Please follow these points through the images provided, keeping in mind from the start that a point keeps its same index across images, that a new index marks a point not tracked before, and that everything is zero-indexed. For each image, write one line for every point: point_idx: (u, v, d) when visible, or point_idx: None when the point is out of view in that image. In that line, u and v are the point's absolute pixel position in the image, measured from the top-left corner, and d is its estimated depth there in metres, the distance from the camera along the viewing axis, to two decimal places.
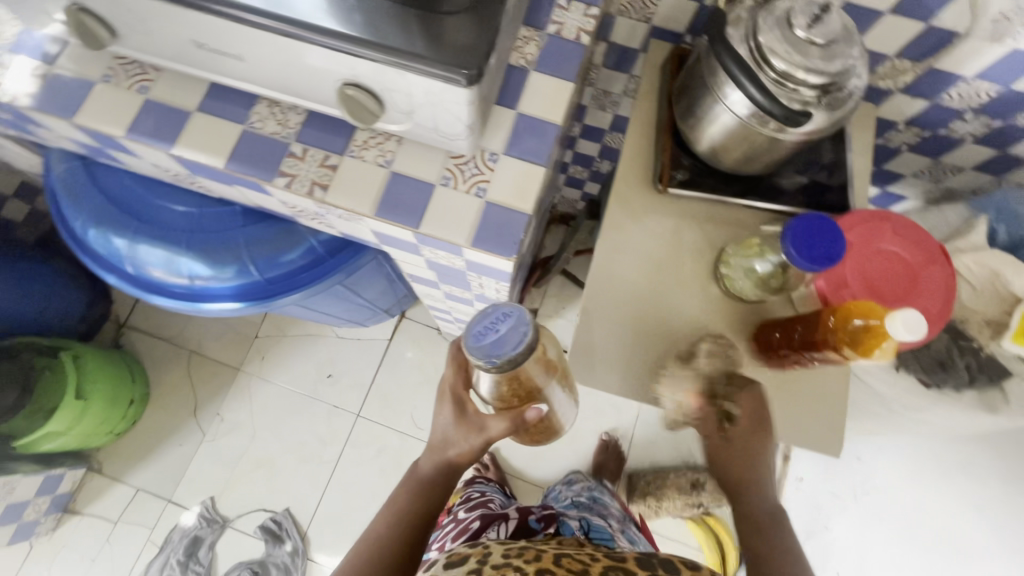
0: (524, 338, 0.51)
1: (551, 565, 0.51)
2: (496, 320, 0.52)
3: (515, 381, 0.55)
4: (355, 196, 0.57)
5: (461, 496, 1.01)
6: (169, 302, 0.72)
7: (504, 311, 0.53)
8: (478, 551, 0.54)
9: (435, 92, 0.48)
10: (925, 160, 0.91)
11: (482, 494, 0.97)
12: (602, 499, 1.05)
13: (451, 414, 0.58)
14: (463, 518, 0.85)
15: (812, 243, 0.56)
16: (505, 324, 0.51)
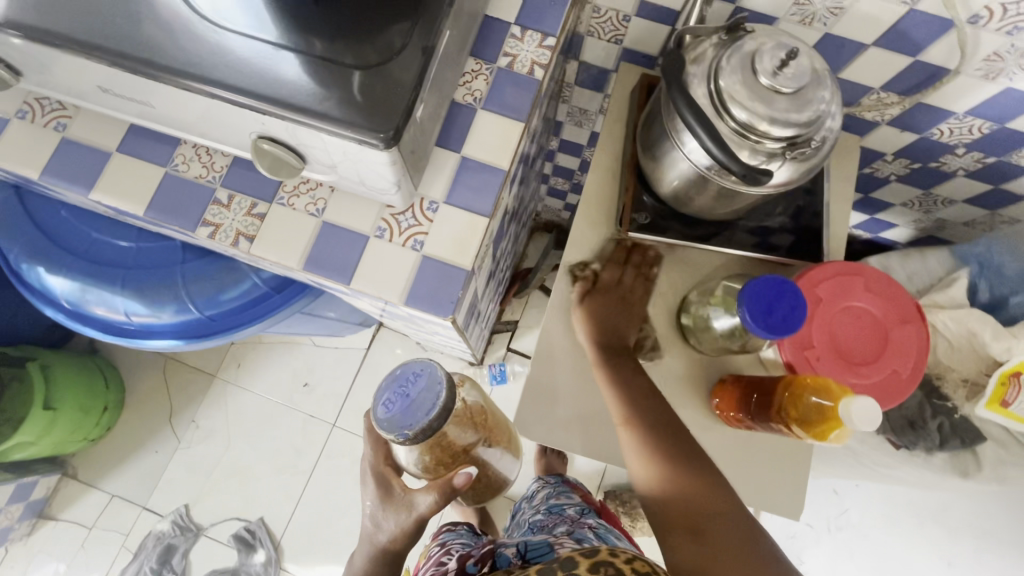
0: (435, 397, 0.59)
1: None
2: (406, 385, 0.59)
3: (440, 447, 0.61)
4: (283, 249, 0.53)
5: (428, 551, 0.86)
6: (108, 338, 0.70)
7: (415, 372, 0.60)
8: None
9: (352, 151, 0.44)
10: (916, 191, 0.86)
11: (444, 545, 0.82)
12: (563, 508, 0.86)
13: (378, 493, 0.62)
14: None
15: (772, 309, 0.52)
16: (416, 387, 0.59)
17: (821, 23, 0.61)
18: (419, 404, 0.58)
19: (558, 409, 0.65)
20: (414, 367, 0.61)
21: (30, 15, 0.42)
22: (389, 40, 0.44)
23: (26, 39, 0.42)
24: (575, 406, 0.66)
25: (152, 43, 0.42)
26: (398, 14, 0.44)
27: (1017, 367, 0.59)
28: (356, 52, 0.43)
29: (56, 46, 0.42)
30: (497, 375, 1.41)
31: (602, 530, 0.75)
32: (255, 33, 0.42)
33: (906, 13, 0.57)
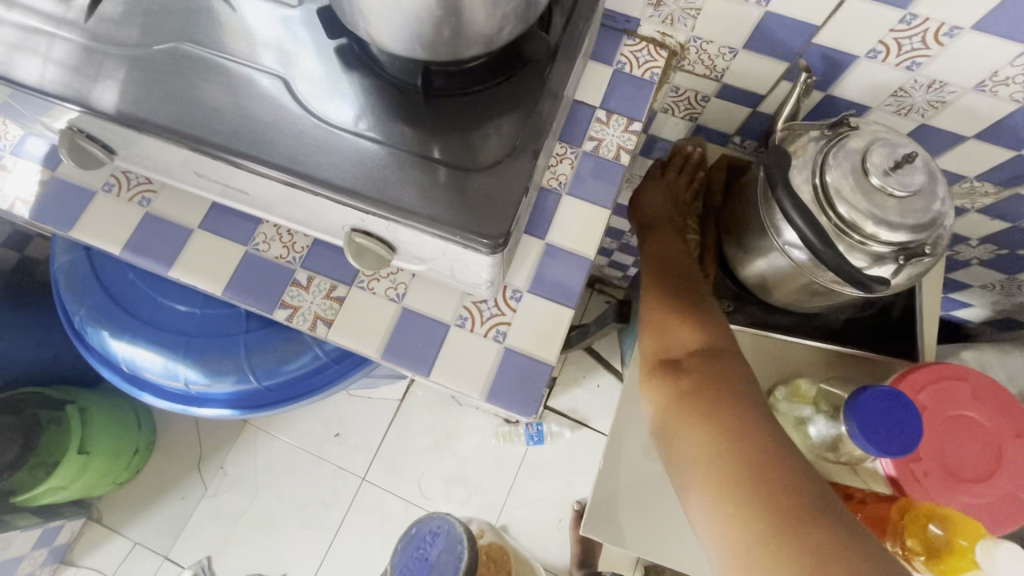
0: (450, 556, 0.71)
1: None
2: (424, 546, 0.73)
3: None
4: (361, 336, 0.51)
5: None
6: (162, 403, 0.68)
7: (430, 534, 0.75)
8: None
9: (452, 252, 0.42)
10: (998, 275, 0.82)
11: None
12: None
13: None
14: None
15: (885, 424, 0.48)
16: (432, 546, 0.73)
17: (917, 114, 0.59)
18: (439, 566, 0.71)
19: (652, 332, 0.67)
20: (433, 524, 0.77)
21: (137, 105, 0.41)
22: (495, 141, 0.42)
23: (130, 129, 0.41)
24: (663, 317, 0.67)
25: (255, 135, 0.41)
26: (505, 114, 0.43)
27: None
28: (460, 150, 0.42)
29: (161, 136, 0.41)
30: (535, 435, 1.37)
31: None
32: (361, 131, 0.42)
33: (1015, 111, 0.54)
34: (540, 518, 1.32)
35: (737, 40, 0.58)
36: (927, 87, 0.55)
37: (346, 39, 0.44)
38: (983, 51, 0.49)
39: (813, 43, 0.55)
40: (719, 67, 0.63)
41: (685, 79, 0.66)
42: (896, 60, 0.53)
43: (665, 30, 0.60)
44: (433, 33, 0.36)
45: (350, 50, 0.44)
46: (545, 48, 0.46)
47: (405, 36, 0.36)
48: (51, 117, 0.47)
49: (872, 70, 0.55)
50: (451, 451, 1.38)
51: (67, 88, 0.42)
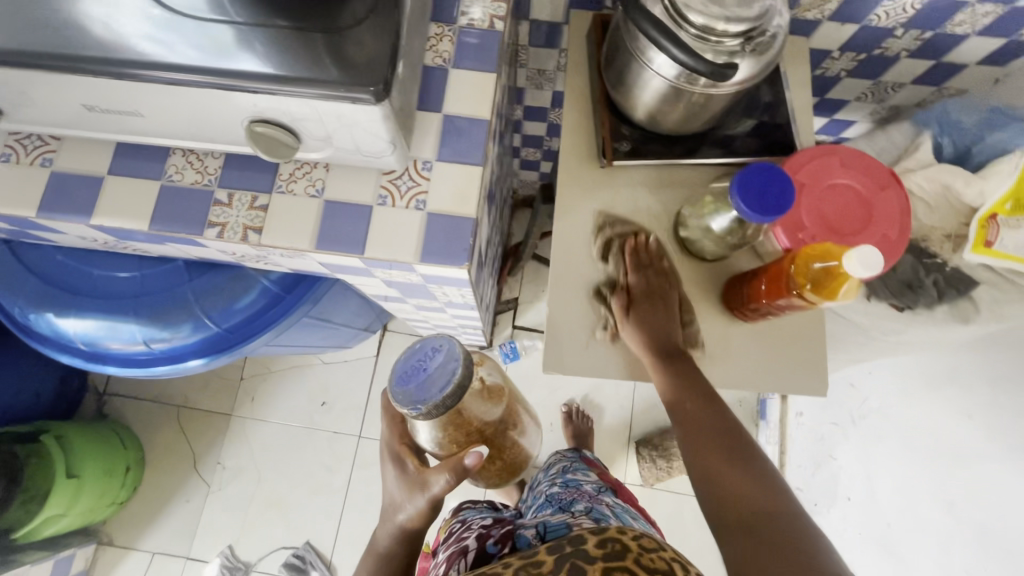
0: (448, 367, 0.66)
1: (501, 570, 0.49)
2: (421, 358, 0.67)
3: (455, 423, 0.67)
4: (291, 233, 0.55)
5: (446, 530, 0.89)
6: (130, 370, 0.70)
7: (426, 351, 0.67)
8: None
9: (346, 113, 0.45)
10: (866, 82, 0.91)
11: (464, 524, 0.84)
12: (579, 481, 0.88)
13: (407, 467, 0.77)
14: (439, 562, 0.75)
15: (765, 195, 0.55)
16: (431, 358, 0.66)
17: None
18: (434, 379, 0.64)
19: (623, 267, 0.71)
20: (432, 342, 0.68)
21: (4, 40, 0.42)
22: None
23: (4, 65, 0.42)
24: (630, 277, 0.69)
25: (129, 43, 0.43)
26: None
27: (993, 209, 0.63)
28: (327, 16, 0.44)
29: (37, 65, 0.42)
30: (509, 352, 1.42)
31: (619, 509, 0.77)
32: (227, 17, 0.44)
33: None
34: None
35: None
36: None
37: None
38: None
39: None
40: None
41: None
42: None
43: None
44: None
45: None
46: None
47: None
48: None
49: None
50: None
51: None
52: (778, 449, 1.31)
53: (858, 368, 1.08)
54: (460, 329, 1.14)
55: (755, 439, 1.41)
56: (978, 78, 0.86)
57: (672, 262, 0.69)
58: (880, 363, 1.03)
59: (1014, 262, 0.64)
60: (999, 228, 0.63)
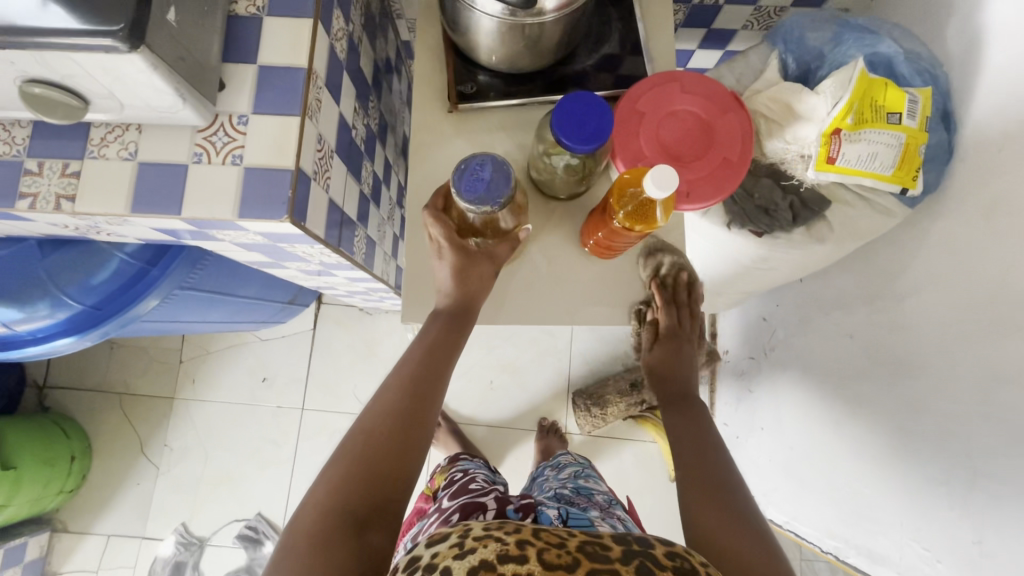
0: (511, 176, 0.53)
1: (530, 536, 0.38)
2: (477, 169, 0.52)
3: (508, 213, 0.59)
4: (106, 198, 0.54)
5: (445, 478, 0.94)
6: (0, 351, 0.71)
7: (478, 161, 0.53)
8: (462, 526, 0.42)
9: (108, 64, 0.44)
10: (747, 8, 0.88)
11: (466, 480, 0.86)
12: (590, 490, 0.84)
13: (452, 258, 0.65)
14: (445, 507, 0.75)
15: (580, 124, 0.54)
16: (489, 169, 0.52)
17: None
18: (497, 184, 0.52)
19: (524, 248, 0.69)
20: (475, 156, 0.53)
21: None
22: None
23: None
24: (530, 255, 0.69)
25: None
26: None
27: (835, 124, 0.62)
28: None
29: None
30: None
31: (629, 524, 0.78)
32: None
33: None
34: (472, 385, 1.45)
35: None
36: None
37: None
38: None
39: None
40: None
41: None
42: None
43: None
44: None
45: None
46: None
47: None
48: None
49: None
50: (377, 357, 1.46)
51: None
52: (709, 387, 1.35)
53: (767, 301, 1.10)
54: (377, 295, 1.15)
55: None
56: None
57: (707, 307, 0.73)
58: (783, 293, 1.05)
59: (857, 175, 0.64)
60: (841, 143, 0.63)
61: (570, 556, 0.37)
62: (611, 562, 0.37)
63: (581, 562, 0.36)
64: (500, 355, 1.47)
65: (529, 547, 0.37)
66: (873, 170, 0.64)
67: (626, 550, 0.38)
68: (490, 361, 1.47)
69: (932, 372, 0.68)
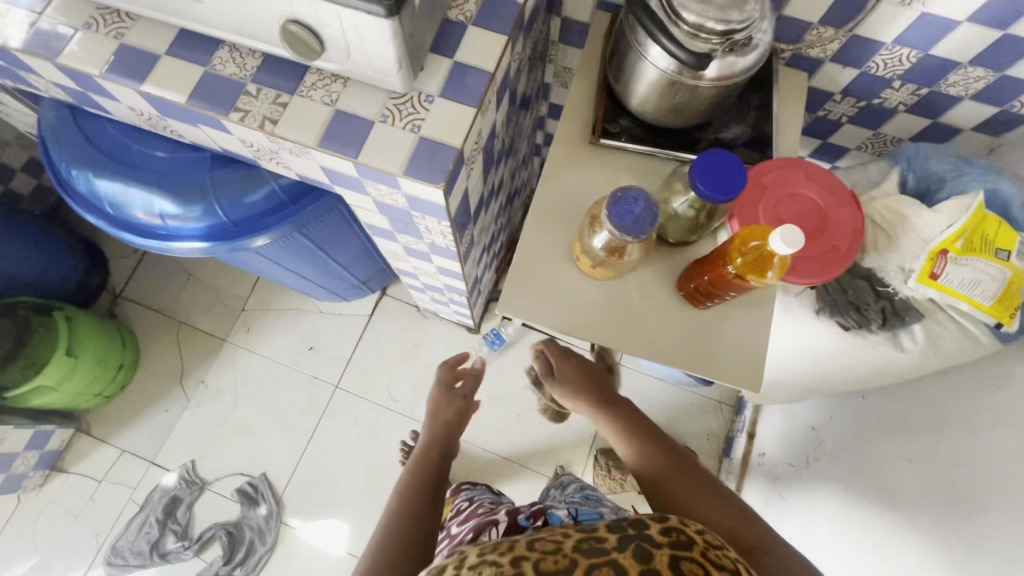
0: (656, 218, 0.59)
1: (524, 552, 0.45)
2: (630, 202, 0.58)
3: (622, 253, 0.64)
4: (301, 129, 0.63)
5: (451, 505, 1.01)
6: (142, 240, 0.80)
7: (633, 195, 0.59)
8: (456, 557, 0.48)
9: (362, 24, 0.54)
10: (866, 131, 0.96)
11: (472, 501, 0.98)
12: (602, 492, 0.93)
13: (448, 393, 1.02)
14: (456, 532, 0.89)
15: (716, 178, 0.61)
16: (640, 206, 0.58)
17: None
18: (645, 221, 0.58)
19: (629, 286, 0.74)
20: (630, 191, 0.59)
21: None
22: None
23: None
24: (635, 293, 0.74)
25: None
26: None
27: (943, 245, 0.67)
28: None
29: None
30: (495, 339, 1.45)
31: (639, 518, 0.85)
32: None
33: None
34: (500, 414, 1.46)
35: None
36: None
37: None
38: None
39: None
40: None
41: None
42: None
43: None
44: None
45: None
46: None
47: None
48: None
49: None
50: (419, 359, 1.50)
51: None
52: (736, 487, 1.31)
53: (821, 411, 1.09)
54: (446, 297, 1.20)
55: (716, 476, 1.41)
56: (975, 144, 0.90)
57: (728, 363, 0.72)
58: (841, 406, 1.03)
59: (955, 298, 0.68)
60: (946, 263, 0.67)
61: (567, 558, 0.44)
62: (607, 551, 0.43)
63: (577, 563, 0.43)
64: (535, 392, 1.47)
65: (524, 564, 0.44)
66: (971, 296, 0.67)
67: (621, 538, 0.45)
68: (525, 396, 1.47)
69: (998, 510, 0.66)
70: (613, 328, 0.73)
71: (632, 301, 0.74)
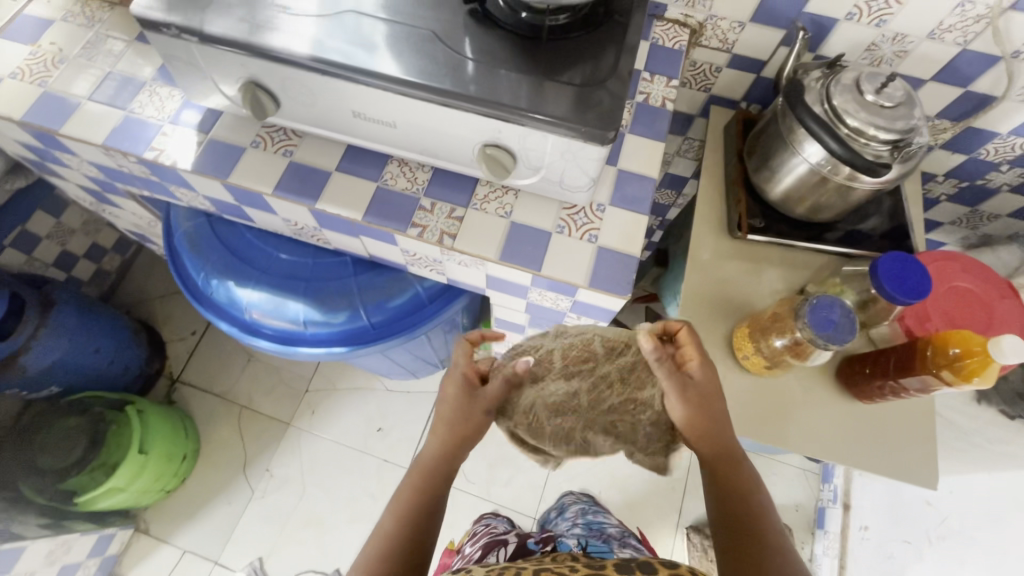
0: (854, 328, 0.59)
1: None
2: (827, 309, 0.59)
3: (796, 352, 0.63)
4: (481, 244, 0.63)
5: (471, 531, 1.06)
6: (278, 347, 0.77)
7: (829, 302, 0.60)
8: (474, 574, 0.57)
9: (570, 149, 0.54)
10: (963, 208, 0.99)
11: (488, 526, 1.04)
12: (603, 522, 1.03)
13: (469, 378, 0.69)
14: (468, 552, 0.95)
15: (903, 278, 0.61)
16: (839, 312, 0.59)
17: (887, 65, 0.77)
18: (842, 330, 0.59)
19: (787, 379, 0.71)
20: (828, 299, 0.60)
21: (325, 53, 0.54)
22: (591, 70, 0.55)
23: (318, 72, 0.54)
24: (795, 387, 0.71)
25: (418, 71, 0.53)
26: (594, 55, 0.56)
27: None
28: (568, 77, 0.55)
29: (342, 74, 0.53)
30: None
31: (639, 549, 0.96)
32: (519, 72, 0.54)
33: (959, 53, 0.72)
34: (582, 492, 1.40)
35: (744, 15, 0.75)
36: (892, 40, 0.72)
37: (475, 4, 0.57)
38: (930, 6, 0.67)
39: (805, 12, 0.72)
40: (730, 39, 0.79)
41: (703, 53, 0.83)
42: (868, 19, 0.71)
43: (686, 12, 0.77)
44: None
45: (477, 13, 0.57)
46: (623, 8, 0.59)
47: None
48: (232, 78, 0.59)
49: (851, 29, 0.73)
50: (492, 436, 1.45)
51: (267, 42, 0.54)
52: (838, 563, 1.26)
53: None
54: None
55: (810, 549, 1.36)
56: None
57: (902, 456, 0.68)
58: None
59: None
60: None
61: None
62: None
63: None
64: (614, 467, 1.42)
65: None
66: None
67: None
68: (604, 472, 1.42)
69: None
70: (767, 420, 0.69)
71: (794, 396, 0.70)
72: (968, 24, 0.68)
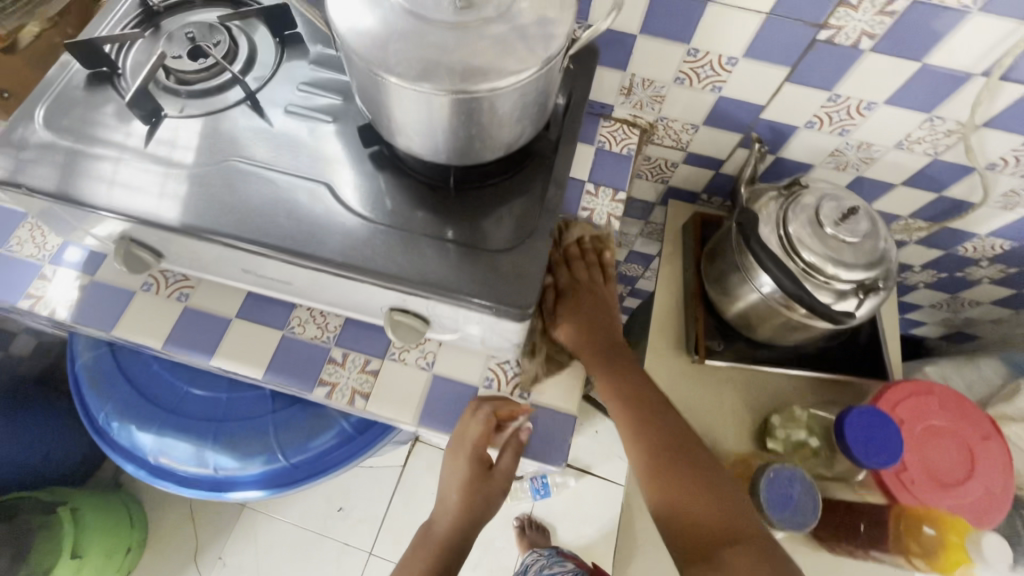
0: (814, 509, 0.57)
1: None
2: (787, 483, 0.57)
3: None
4: (398, 405, 0.56)
5: None
6: (190, 491, 0.69)
7: (790, 474, 0.58)
8: None
9: (486, 320, 0.47)
10: (942, 295, 0.92)
11: None
12: None
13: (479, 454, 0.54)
14: None
15: (868, 442, 0.55)
16: (797, 488, 0.57)
17: (853, 168, 0.70)
18: (800, 507, 0.57)
19: None
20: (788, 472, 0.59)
21: (199, 217, 0.46)
22: (509, 225, 0.49)
23: (191, 237, 0.46)
24: None
25: (308, 237, 0.46)
26: (516, 205, 0.50)
27: None
28: (483, 234, 0.48)
29: (220, 240, 0.46)
30: (540, 489, 1.38)
31: None
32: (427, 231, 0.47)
33: (929, 162, 0.65)
34: None
35: (697, 118, 0.69)
36: (857, 148, 0.66)
37: (379, 146, 0.51)
38: (896, 119, 0.60)
39: (761, 119, 0.66)
40: (684, 139, 0.73)
41: (656, 150, 0.76)
42: (830, 128, 0.64)
43: (634, 112, 0.70)
44: (454, 131, 0.41)
45: (382, 155, 0.51)
46: (547, 145, 0.53)
47: (427, 139, 0.43)
48: (98, 227, 0.51)
49: (811, 137, 0.67)
50: None
51: (133, 206, 0.46)
52: None
53: None
54: None
55: None
56: None
57: None
58: None
59: None
60: None
61: None
62: None
63: None
64: (587, 545, 1.35)
65: None
66: None
67: None
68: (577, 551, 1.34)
69: None
70: None
71: None
72: (939, 138, 0.61)
